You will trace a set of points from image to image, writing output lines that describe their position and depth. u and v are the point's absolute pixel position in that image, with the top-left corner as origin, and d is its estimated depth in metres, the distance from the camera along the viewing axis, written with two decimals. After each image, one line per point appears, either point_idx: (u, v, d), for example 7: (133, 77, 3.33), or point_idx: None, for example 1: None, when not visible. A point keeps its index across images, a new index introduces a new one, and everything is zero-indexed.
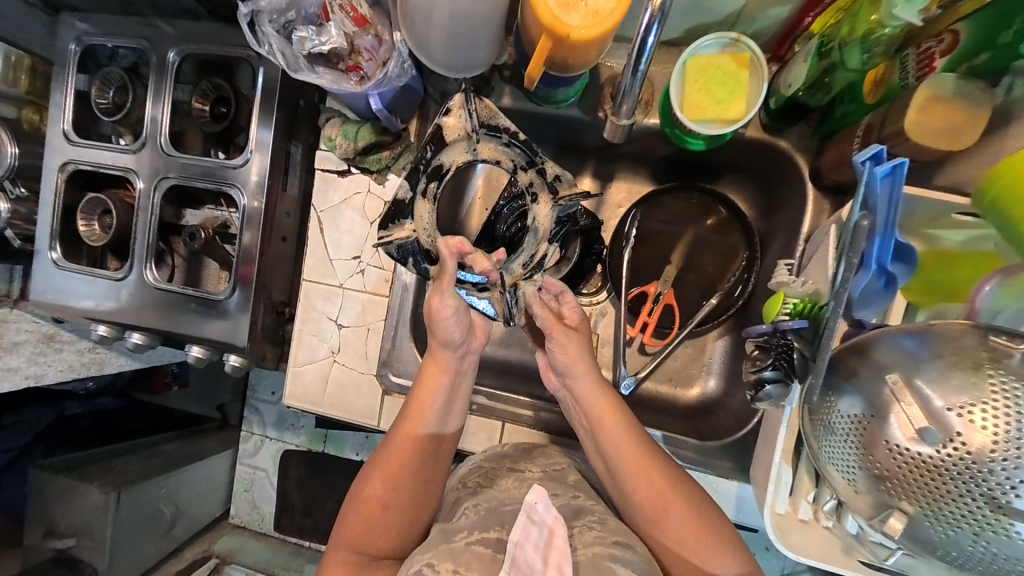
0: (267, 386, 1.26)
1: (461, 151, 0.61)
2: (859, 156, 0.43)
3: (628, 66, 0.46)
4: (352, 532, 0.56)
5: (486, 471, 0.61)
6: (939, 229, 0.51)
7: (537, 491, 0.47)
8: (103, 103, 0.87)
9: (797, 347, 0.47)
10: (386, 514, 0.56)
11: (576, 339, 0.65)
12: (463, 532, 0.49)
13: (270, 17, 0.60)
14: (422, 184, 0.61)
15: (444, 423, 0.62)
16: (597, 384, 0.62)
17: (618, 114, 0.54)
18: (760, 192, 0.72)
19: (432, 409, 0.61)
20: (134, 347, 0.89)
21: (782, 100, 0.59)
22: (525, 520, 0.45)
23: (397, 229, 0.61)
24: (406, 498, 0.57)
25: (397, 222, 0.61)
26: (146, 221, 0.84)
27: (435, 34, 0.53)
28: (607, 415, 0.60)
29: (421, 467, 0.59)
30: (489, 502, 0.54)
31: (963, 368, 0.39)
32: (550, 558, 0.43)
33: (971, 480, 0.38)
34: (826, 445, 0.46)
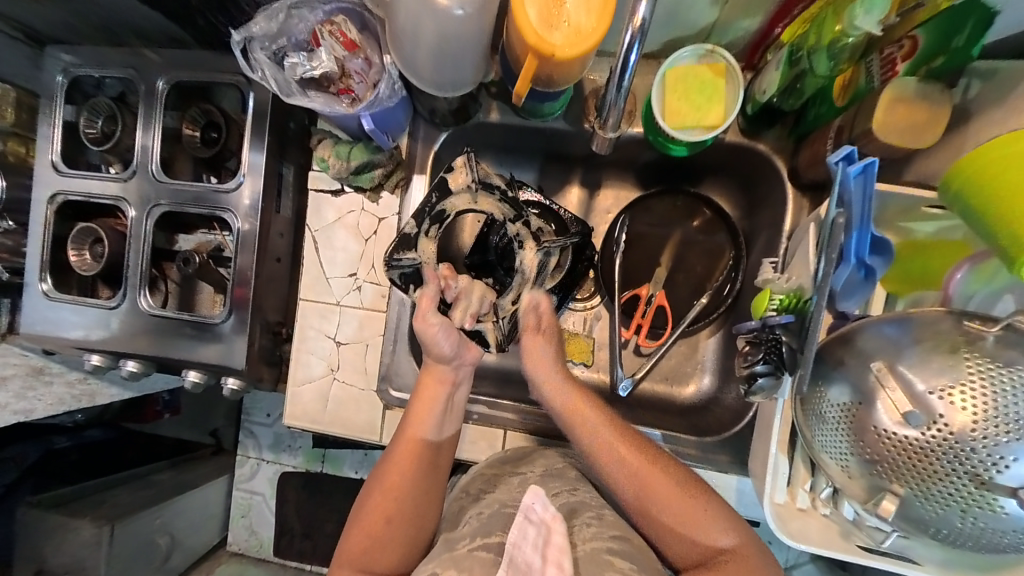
0: (262, 408, 1.25)
1: (464, 199, 0.66)
2: (832, 157, 0.45)
3: (611, 80, 0.49)
4: (355, 550, 0.57)
5: (490, 477, 0.62)
6: (910, 221, 0.53)
7: (533, 491, 0.48)
8: (91, 132, 0.89)
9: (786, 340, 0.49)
10: (389, 528, 0.57)
11: (541, 343, 0.66)
12: (465, 540, 0.50)
13: (261, 43, 0.62)
14: (426, 224, 0.66)
15: (442, 429, 0.63)
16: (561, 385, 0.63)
17: (605, 127, 0.55)
18: (742, 192, 0.75)
19: (431, 420, 0.62)
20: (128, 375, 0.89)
21: (757, 105, 0.62)
22: (521, 520, 0.46)
23: (405, 256, 0.66)
24: (406, 511, 0.58)
25: (404, 250, 0.66)
26: (138, 247, 0.84)
27: (422, 56, 0.55)
28: (577, 408, 0.61)
29: (422, 477, 0.60)
30: (491, 506, 0.55)
31: (941, 352, 0.41)
32: (548, 555, 0.43)
33: (956, 459, 0.40)
34: (818, 433, 0.48)
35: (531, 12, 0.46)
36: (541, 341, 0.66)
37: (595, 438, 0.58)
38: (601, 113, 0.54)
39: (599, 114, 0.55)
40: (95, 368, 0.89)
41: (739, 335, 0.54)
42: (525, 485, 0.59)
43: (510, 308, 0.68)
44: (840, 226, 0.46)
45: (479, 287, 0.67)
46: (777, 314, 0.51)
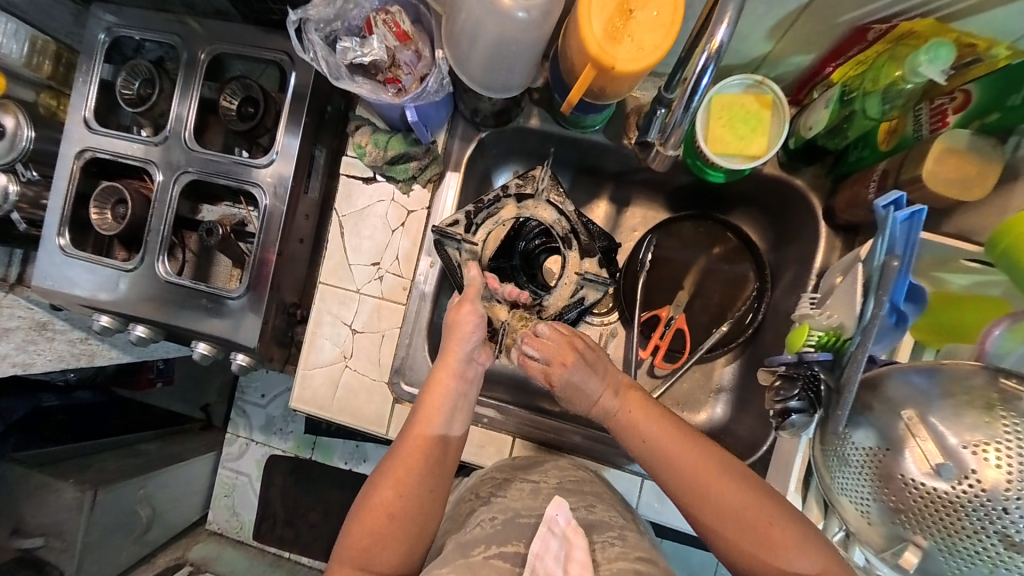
0: (257, 388, 1.25)
1: (574, 261, 0.69)
2: (880, 201, 0.45)
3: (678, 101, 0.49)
4: (355, 546, 0.53)
5: (501, 482, 0.62)
6: (947, 271, 0.53)
7: (556, 503, 0.49)
8: (127, 94, 0.88)
9: (822, 377, 0.48)
10: (392, 524, 0.54)
11: (570, 358, 0.59)
12: (480, 547, 0.49)
13: (316, 25, 0.61)
14: (564, 219, 0.69)
15: (453, 424, 0.60)
16: (608, 390, 0.58)
17: (665, 145, 0.55)
18: (771, 226, 0.75)
19: (441, 415, 0.59)
20: (137, 339, 0.88)
21: (800, 141, 0.62)
22: (545, 531, 0.47)
23: (527, 206, 0.69)
24: (412, 508, 0.54)
25: (525, 201, 0.69)
26: (163, 213, 0.84)
27: (478, 55, 0.54)
28: (634, 413, 0.56)
29: (429, 473, 0.56)
30: (503, 512, 0.55)
31: (975, 407, 0.41)
32: (570, 570, 0.43)
33: (986, 515, 0.40)
34: (839, 476, 0.48)
35: (595, 24, 0.46)
36: (573, 359, 0.59)
37: (653, 429, 0.54)
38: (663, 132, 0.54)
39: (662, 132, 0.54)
40: (105, 329, 0.89)
41: (770, 368, 0.55)
42: (537, 492, 0.59)
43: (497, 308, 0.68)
44: (892, 270, 0.44)
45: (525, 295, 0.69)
46: (815, 351, 0.51)
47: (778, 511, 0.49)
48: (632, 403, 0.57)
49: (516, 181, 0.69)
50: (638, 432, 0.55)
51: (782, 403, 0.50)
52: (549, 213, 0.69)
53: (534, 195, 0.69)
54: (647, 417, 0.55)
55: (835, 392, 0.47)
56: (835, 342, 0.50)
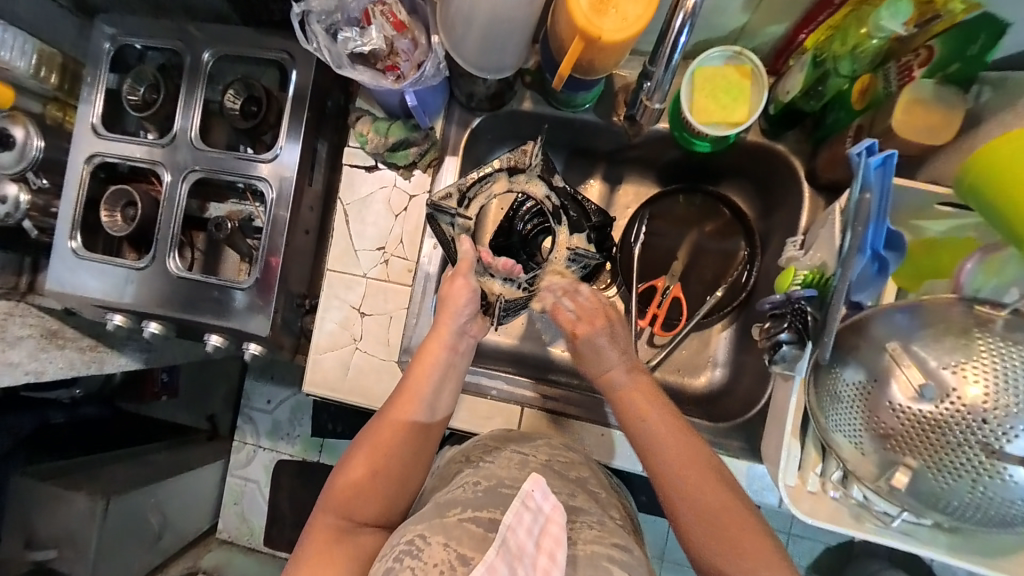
0: (262, 395, 1.26)
1: (566, 238, 0.69)
2: (854, 149, 0.48)
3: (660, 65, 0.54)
4: (338, 497, 0.57)
5: (493, 451, 0.64)
6: (925, 220, 0.56)
7: (534, 479, 0.47)
8: (132, 99, 0.91)
9: (810, 311, 0.51)
10: (375, 480, 0.57)
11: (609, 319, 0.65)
12: (458, 509, 0.51)
13: (318, 17, 0.64)
14: (557, 196, 0.68)
15: (441, 396, 0.63)
16: (625, 371, 0.63)
17: (652, 100, 0.59)
18: (759, 194, 0.78)
19: (429, 384, 0.62)
20: (150, 335, 0.91)
21: (780, 106, 0.64)
22: (519, 505, 0.45)
23: (516, 179, 0.68)
24: (394, 467, 0.59)
25: (514, 174, 0.68)
26: (173, 211, 0.87)
27: (472, 37, 0.58)
28: (641, 400, 0.60)
29: (413, 438, 0.60)
30: (487, 478, 0.57)
31: (952, 333, 0.44)
32: (542, 544, 0.43)
33: (967, 430, 0.43)
34: (832, 415, 0.50)
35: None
36: (614, 321, 0.65)
37: (652, 420, 0.59)
38: (648, 89, 0.58)
39: (646, 88, 0.58)
40: (117, 326, 0.92)
41: (761, 311, 0.56)
42: (525, 463, 0.61)
43: (495, 286, 0.70)
44: (865, 203, 0.47)
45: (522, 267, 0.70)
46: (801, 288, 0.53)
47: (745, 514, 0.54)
48: (640, 385, 0.62)
49: (507, 155, 0.67)
50: (642, 416, 0.59)
51: (773, 337, 0.52)
52: (540, 188, 0.69)
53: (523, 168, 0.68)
54: (654, 404, 0.60)
55: (824, 323, 0.49)
56: (817, 281, 0.53)
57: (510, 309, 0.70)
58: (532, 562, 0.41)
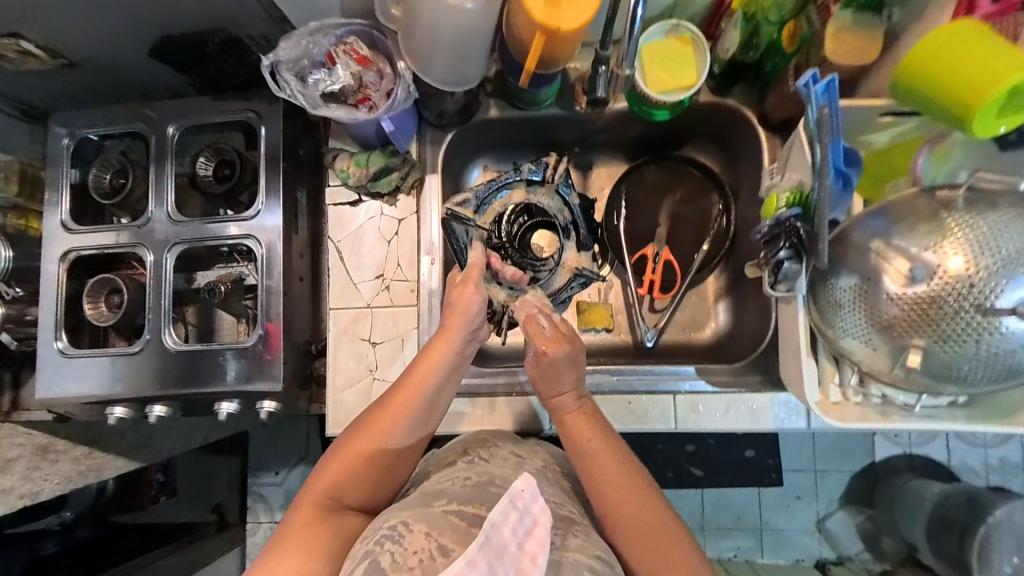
0: (268, 469, 1.30)
1: (573, 254, 0.82)
2: (801, 81, 0.54)
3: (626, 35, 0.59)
4: (331, 476, 0.59)
5: (490, 448, 0.67)
6: (871, 134, 0.61)
7: (524, 479, 0.44)
8: (101, 187, 0.91)
9: (801, 226, 0.55)
10: (366, 465, 0.60)
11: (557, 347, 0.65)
12: (443, 500, 0.52)
13: (287, 66, 0.68)
14: (567, 211, 0.82)
15: (441, 392, 0.65)
16: (575, 396, 0.65)
17: (624, 62, 0.62)
18: (721, 150, 0.84)
19: (432, 377, 0.64)
20: (157, 419, 0.87)
21: (723, 63, 0.70)
22: (506, 503, 0.43)
23: (535, 192, 0.82)
24: (386, 456, 0.61)
25: (533, 186, 0.82)
26: (162, 288, 0.86)
27: (440, 53, 0.62)
28: (579, 429, 0.63)
29: (412, 427, 0.63)
30: (477, 475, 0.58)
31: (923, 220, 0.50)
32: (526, 545, 0.42)
33: (959, 298, 0.47)
34: (838, 322, 0.54)
35: None
36: (561, 345, 0.65)
37: (593, 447, 0.61)
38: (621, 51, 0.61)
39: (621, 51, 0.61)
40: (120, 420, 0.87)
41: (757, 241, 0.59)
42: (520, 465, 0.64)
43: (506, 299, 0.78)
44: (827, 118, 0.52)
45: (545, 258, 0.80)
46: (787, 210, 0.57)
47: (668, 535, 0.56)
48: (580, 417, 0.64)
49: (531, 167, 0.81)
50: (587, 442, 0.62)
51: (773, 257, 0.56)
52: (553, 202, 0.82)
53: (544, 181, 0.81)
54: (593, 429, 0.62)
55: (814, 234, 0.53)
56: (801, 199, 0.56)
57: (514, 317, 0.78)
58: (514, 562, 0.40)
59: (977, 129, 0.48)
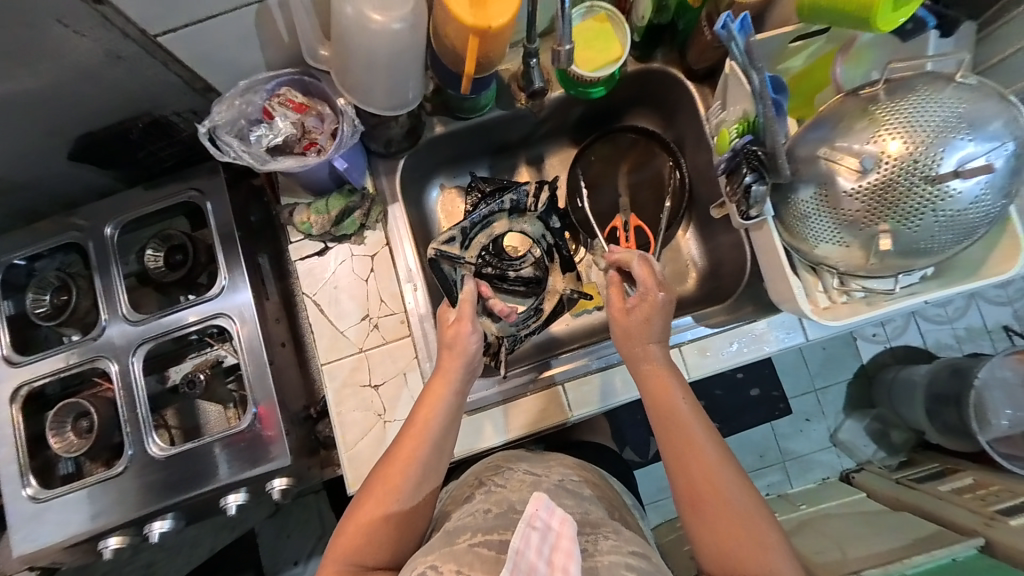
0: (288, 557, 1.19)
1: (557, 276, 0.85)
2: (718, 25, 0.58)
3: (558, 18, 0.61)
4: (347, 543, 0.57)
5: (505, 473, 0.67)
6: (788, 59, 0.66)
7: (535, 498, 0.45)
8: (42, 310, 0.83)
9: (758, 147, 0.59)
10: (384, 524, 0.58)
11: (652, 317, 0.65)
12: (466, 535, 0.52)
13: (225, 128, 0.67)
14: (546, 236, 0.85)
15: (449, 431, 0.64)
16: (659, 364, 0.65)
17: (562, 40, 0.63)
18: (657, 112, 0.88)
19: (435, 422, 0.63)
20: (159, 537, 0.79)
21: (641, 31, 0.74)
22: (524, 527, 0.43)
23: (517, 220, 0.84)
24: (401, 510, 0.59)
25: (515, 215, 0.84)
26: (134, 396, 0.80)
27: (378, 80, 0.62)
28: (664, 402, 0.63)
29: (422, 474, 0.61)
30: (499, 505, 0.58)
31: (857, 118, 0.55)
32: (555, 561, 0.42)
33: (909, 175, 0.52)
34: (809, 230, 0.59)
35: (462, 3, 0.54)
36: (651, 316, 0.65)
37: (679, 430, 0.61)
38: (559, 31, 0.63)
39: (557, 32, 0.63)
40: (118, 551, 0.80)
41: (720, 175, 0.64)
42: (536, 484, 0.63)
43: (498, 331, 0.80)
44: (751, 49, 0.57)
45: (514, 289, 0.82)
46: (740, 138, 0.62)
47: (750, 516, 0.56)
48: (662, 387, 0.64)
49: (511, 198, 0.83)
50: (674, 418, 0.62)
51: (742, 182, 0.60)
52: (535, 228, 0.84)
53: (527, 210, 0.83)
54: (678, 409, 0.62)
55: (775, 152, 0.57)
56: (751, 126, 0.61)
57: (510, 345, 0.80)
58: None
59: (880, 23, 0.53)
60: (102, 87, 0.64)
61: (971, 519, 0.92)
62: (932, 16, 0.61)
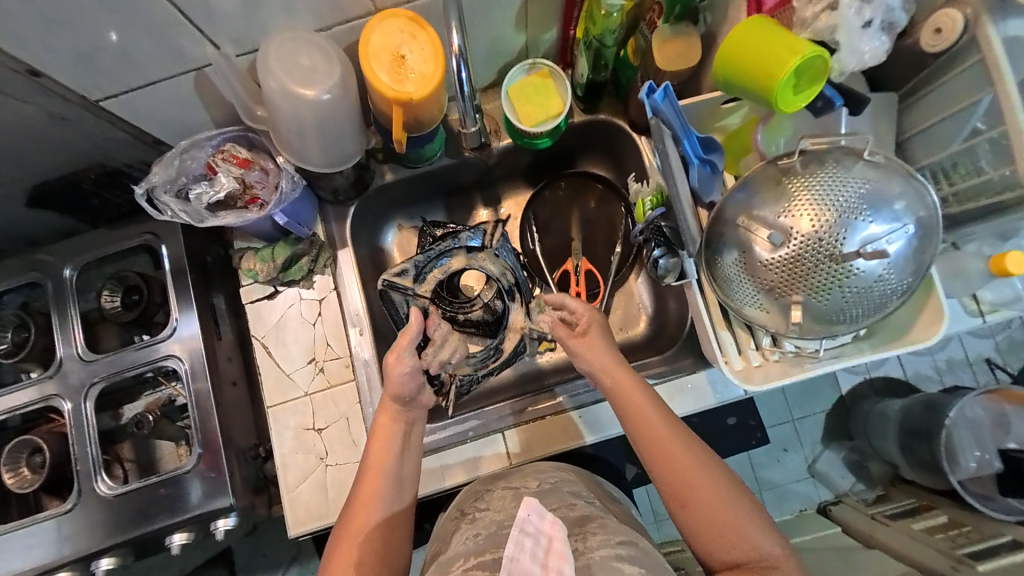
0: None
1: (518, 317, 0.79)
2: (641, 94, 0.59)
3: (459, 98, 0.63)
4: None
5: (485, 495, 0.67)
6: (719, 119, 0.67)
7: (526, 504, 0.46)
8: (1, 348, 0.84)
9: (660, 223, 0.69)
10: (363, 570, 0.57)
11: (591, 335, 0.69)
12: (460, 561, 0.52)
13: (164, 188, 0.69)
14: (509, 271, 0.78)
15: (406, 464, 0.64)
16: (614, 358, 0.67)
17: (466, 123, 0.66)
18: (609, 158, 0.89)
19: (388, 454, 0.64)
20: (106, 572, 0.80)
21: (583, 86, 0.76)
22: (517, 533, 0.45)
23: (476, 257, 0.77)
24: (378, 550, 0.58)
25: (474, 252, 0.77)
26: (84, 436, 0.81)
27: (311, 143, 0.64)
28: (628, 394, 0.63)
29: (393, 502, 0.62)
30: (487, 527, 0.58)
31: (772, 189, 0.55)
32: (550, 564, 0.44)
33: (816, 253, 0.52)
34: (731, 293, 0.59)
35: (382, 75, 0.57)
36: (590, 338, 0.68)
37: (650, 432, 0.60)
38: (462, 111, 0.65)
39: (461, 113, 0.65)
40: None
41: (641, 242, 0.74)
42: (518, 496, 0.63)
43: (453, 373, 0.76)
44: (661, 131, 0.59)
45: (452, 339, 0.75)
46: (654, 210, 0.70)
47: (735, 500, 0.56)
48: (623, 384, 0.65)
49: (468, 234, 0.77)
50: (643, 417, 0.61)
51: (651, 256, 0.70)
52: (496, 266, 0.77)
53: (484, 247, 0.77)
54: (645, 404, 0.62)
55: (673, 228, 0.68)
56: (661, 200, 0.69)
57: (464, 385, 0.79)
58: None
59: (784, 105, 0.55)
60: (49, 145, 0.66)
61: (941, 563, 0.86)
62: (838, 97, 0.59)
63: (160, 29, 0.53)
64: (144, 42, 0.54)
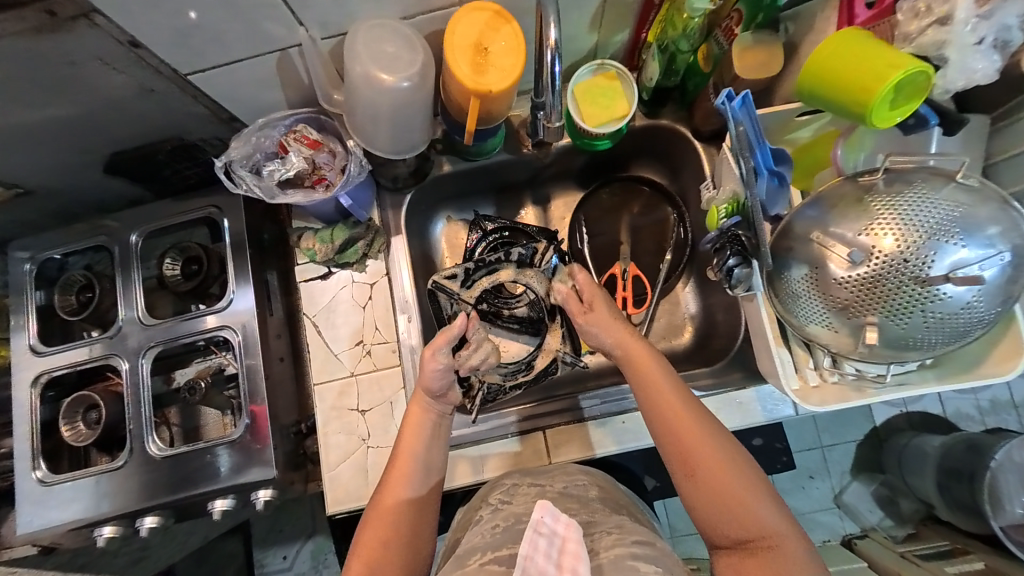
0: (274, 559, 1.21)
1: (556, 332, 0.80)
2: (718, 99, 0.59)
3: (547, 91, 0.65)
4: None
5: (507, 487, 0.67)
6: (791, 132, 0.66)
7: (540, 505, 0.45)
8: (67, 305, 0.88)
9: (739, 231, 0.62)
10: (388, 551, 0.57)
11: (597, 301, 0.71)
12: (477, 555, 0.51)
13: (240, 163, 0.72)
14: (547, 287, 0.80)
15: (433, 451, 0.65)
16: (628, 334, 0.68)
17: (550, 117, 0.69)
18: (663, 165, 0.88)
19: (420, 444, 0.65)
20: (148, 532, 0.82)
21: (649, 90, 0.76)
22: (530, 533, 0.44)
23: (522, 275, 0.80)
24: (405, 532, 0.59)
25: (522, 270, 0.80)
26: (139, 397, 0.84)
27: (383, 130, 0.65)
28: (641, 362, 0.65)
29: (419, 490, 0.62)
30: (506, 518, 0.58)
31: (851, 206, 0.54)
32: (564, 563, 0.42)
33: (898, 274, 0.51)
34: (797, 310, 0.57)
35: (463, 66, 0.58)
36: (598, 303, 0.71)
37: (658, 396, 0.62)
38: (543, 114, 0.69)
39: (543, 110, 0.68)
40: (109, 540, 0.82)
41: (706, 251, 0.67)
42: (541, 494, 0.62)
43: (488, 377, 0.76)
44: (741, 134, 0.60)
45: (488, 346, 0.72)
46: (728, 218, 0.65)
47: (740, 467, 0.56)
48: (634, 352, 0.66)
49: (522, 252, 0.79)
50: (654, 383, 0.62)
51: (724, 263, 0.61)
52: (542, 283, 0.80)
53: (532, 265, 0.80)
54: (654, 370, 0.64)
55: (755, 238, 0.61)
56: (738, 208, 0.64)
57: (491, 394, 0.77)
58: None
59: (877, 120, 0.54)
60: (135, 116, 0.69)
61: None
62: (933, 115, 0.59)
63: (258, 12, 0.55)
64: (240, 23, 0.56)
